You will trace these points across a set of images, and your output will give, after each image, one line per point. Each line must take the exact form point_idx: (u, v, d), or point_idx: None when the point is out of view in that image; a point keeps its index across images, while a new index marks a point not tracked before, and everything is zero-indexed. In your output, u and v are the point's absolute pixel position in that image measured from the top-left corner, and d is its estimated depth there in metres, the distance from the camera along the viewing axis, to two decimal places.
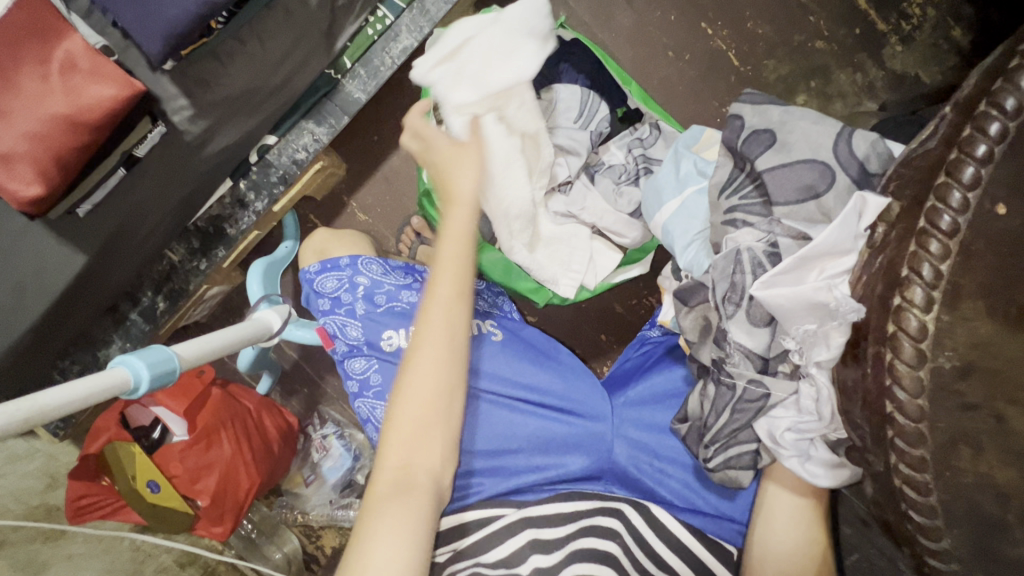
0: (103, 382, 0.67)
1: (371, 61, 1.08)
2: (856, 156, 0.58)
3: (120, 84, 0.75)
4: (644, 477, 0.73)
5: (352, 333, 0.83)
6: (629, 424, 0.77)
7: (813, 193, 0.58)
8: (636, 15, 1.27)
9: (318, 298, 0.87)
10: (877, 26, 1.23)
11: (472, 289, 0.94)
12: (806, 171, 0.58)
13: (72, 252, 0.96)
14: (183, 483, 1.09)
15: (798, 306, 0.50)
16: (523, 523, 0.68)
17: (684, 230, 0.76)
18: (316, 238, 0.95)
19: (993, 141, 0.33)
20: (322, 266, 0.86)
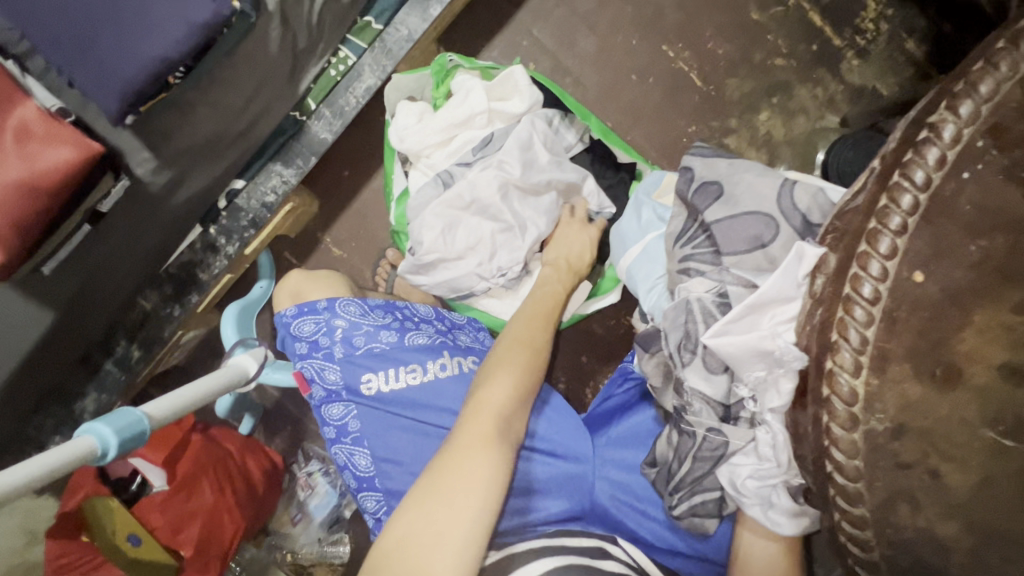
0: (68, 453, 0.66)
1: (336, 102, 1.08)
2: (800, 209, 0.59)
3: (75, 145, 0.75)
4: (625, 518, 0.72)
5: (330, 376, 0.81)
6: (610, 465, 0.77)
7: (759, 242, 0.58)
8: (598, 40, 1.29)
9: (295, 341, 0.84)
10: (834, 41, 1.26)
11: (454, 327, 0.93)
12: (751, 222, 0.60)
13: (39, 309, 0.95)
14: (165, 533, 1.08)
15: (748, 355, 0.50)
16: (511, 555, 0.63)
17: (645, 274, 0.78)
18: (291, 279, 0.94)
19: (905, 213, 0.35)
20: (299, 309, 0.84)
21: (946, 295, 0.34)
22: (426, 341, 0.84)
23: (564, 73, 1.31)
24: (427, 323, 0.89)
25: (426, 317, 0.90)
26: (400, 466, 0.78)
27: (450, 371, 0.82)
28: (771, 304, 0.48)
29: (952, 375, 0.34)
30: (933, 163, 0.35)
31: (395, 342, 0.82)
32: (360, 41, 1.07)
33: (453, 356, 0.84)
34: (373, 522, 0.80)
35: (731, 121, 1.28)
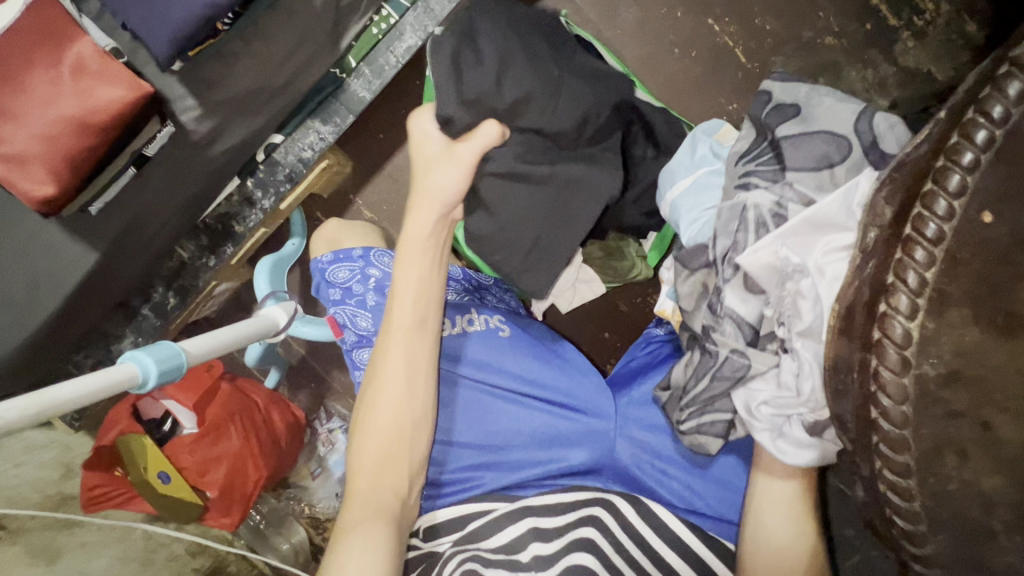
0: (114, 377, 0.69)
1: (376, 61, 1.08)
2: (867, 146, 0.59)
3: (129, 86, 0.76)
4: (646, 477, 0.72)
5: (362, 324, 0.82)
6: (632, 424, 0.75)
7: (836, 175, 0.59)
8: (641, 12, 1.26)
9: (330, 288, 0.86)
10: (889, 21, 1.21)
11: (479, 287, 0.95)
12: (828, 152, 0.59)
13: (84, 249, 0.98)
14: (192, 474, 1.12)
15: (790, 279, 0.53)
16: (524, 510, 0.70)
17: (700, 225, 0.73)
18: (327, 228, 0.94)
19: (979, 150, 0.34)
20: (334, 256, 0.86)
21: (1014, 239, 0.32)
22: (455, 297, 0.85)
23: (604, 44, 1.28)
24: (455, 281, 0.89)
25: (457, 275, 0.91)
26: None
27: (476, 327, 0.83)
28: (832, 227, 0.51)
29: (1015, 322, 0.31)
30: (1015, 97, 0.33)
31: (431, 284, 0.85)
32: None
33: (479, 314, 0.85)
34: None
35: None
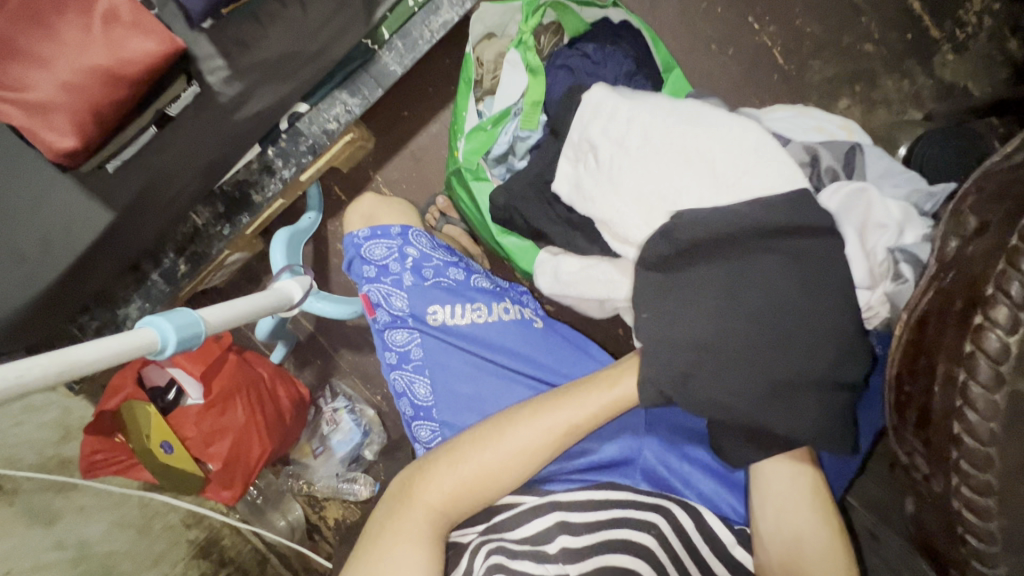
0: (132, 342, 0.66)
1: (410, 34, 1.05)
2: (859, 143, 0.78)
3: (161, 38, 0.72)
4: (673, 477, 0.71)
5: (399, 303, 0.80)
6: (661, 424, 0.76)
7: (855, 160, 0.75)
8: (681, 4, 1.23)
9: (363, 265, 0.82)
10: (930, 32, 1.19)
11: (510, 278, 0.93)
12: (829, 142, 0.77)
13: (99, 208, 0.95)
14: (196, 445, 1.09)
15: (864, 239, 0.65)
16: (553, 504, 0.68)
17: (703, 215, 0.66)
18: (364, 203, 0.92)
19: None
20: (371, 232, 0.82)
21: None
22: (489, 285, 0.83)
23: None
24: (489, 269, 0.88)
25: (487, 263, 0.90)
26: (459, 398, 0.78)
27: (512, 315, 0.81)
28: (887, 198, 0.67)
29: None
30: None
31: (467, 269, 0.84)
32: None
33: (514, 303, 0.83)
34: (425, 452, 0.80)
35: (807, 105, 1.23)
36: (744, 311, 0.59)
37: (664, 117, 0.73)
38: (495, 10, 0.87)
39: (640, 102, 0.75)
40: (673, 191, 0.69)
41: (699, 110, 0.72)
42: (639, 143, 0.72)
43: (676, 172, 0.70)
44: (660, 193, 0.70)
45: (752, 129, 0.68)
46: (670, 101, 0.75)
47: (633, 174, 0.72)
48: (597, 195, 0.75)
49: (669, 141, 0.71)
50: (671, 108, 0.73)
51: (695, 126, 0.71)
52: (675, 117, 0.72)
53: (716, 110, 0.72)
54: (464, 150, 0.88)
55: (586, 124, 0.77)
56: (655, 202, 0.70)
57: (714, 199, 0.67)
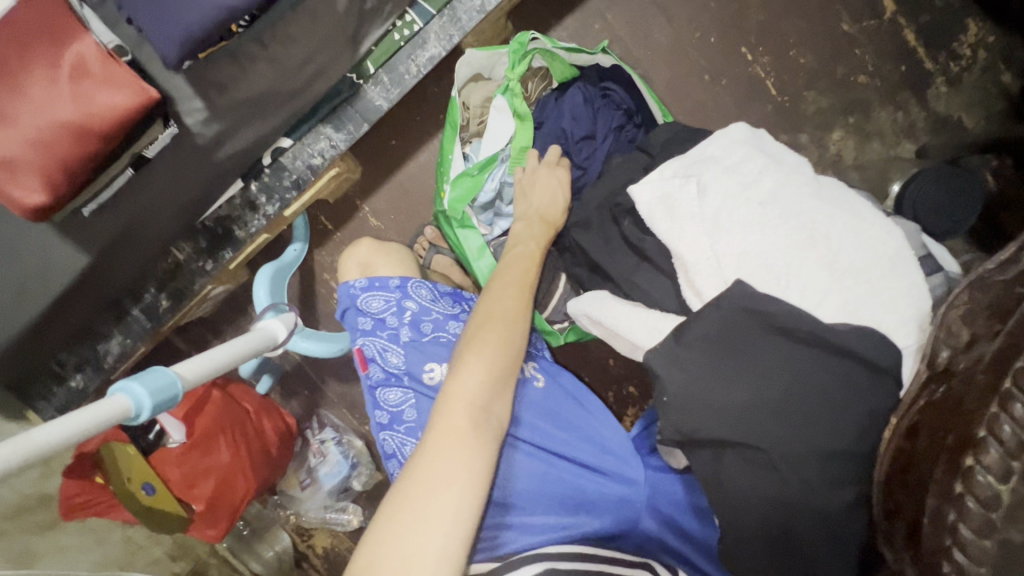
0: (105, 413, 0.64)
1: (396, 68, 1.02)
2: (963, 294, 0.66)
3: (133, 90, 0.70)
4: (666, 556, 0.69)
5: (393, 360, 0.78)
6: (662, 498, 0.72)
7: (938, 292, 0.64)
8: (673, 32, 1.20)
9: (359, 316, 0.82)
10: (925, 64, 1.18)
11: None
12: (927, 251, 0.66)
13: (75, 251, 0.93)
14: (179, 486, 1.07)
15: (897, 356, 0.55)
16: (537, 556, 0.63)
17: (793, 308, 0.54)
18: (360, 249, 0.90)
19: None
20: (369, 283, 0.81)
21: None
22: None
23: (632, 64, 1.21)
24: None
25: None
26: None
27: None
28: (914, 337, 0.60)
29: None
30: None
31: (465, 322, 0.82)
32: (429, 5, 0.99)
33: None
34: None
35: (800, 137, 1.22)
36: (774, 384, 0.52)
37: (807, 185, 0.64)
38: (482, 56, 0.84)
39: (778, 160, 0.67)
40: (784, 260, 0.59)
41: (840, 191, 0.64)
42: (764, 193, 0.63)
43: (795, 238, 0.60)
44: (764, 252, 0.60)
45: (897, 236, 0.60)
46: (812, 172, 0.67)
47: (743, 221, 0.62)
48: (688, 216, 0.65)
49: (797, 207, 0.62)
50: (811, 179, 0.65)
51: (838, 210, 0.62)
52: (811, 185, 0.64)
53: (863, 201, 0.64)
54: (449, 197, 0.84)
55: (708, 155, 0.68)
56: (753, 267, 0.60)
57: (829, 297, 0.57)
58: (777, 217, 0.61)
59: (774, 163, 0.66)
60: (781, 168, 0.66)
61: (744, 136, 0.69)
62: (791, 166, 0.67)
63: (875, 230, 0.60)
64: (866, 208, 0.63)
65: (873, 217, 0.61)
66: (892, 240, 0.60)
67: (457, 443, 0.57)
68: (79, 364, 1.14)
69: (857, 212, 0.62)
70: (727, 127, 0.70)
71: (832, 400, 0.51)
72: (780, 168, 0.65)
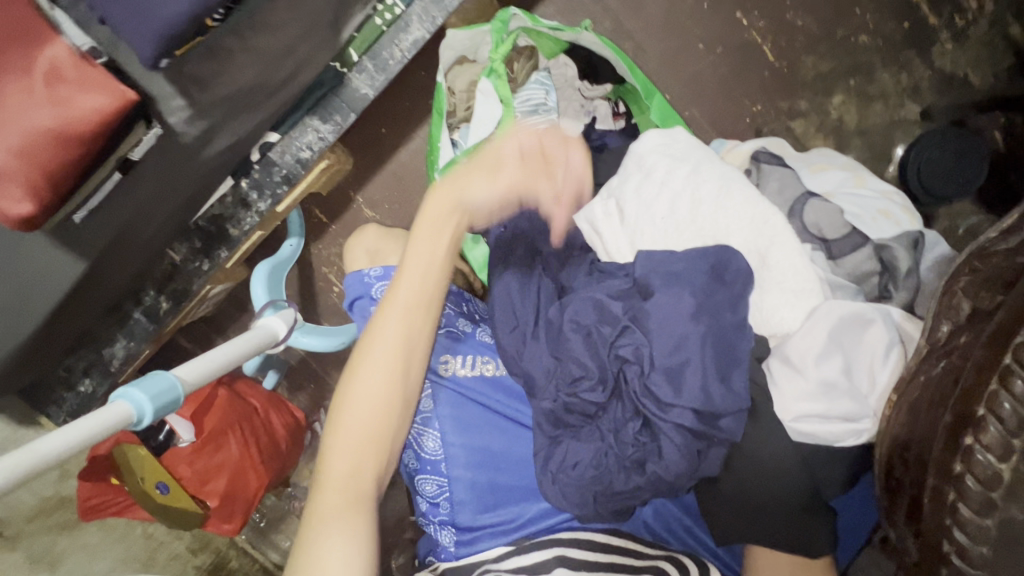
0: (105, 420, 0.64)
1: (380, 54, 0.99)
2: (911, 256, 0.62)
3: (111, 92, 0.69)
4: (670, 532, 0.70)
5: None
6: None
7: (873, 267, 0.62)
8: (665, 1, 1.15)
9: (371, 305, 0.80)
10: (929, 20, 1.14)
11: None
12: (853, 228, 0.63)
13: (70, 259, 0.93)
14: (193, 483, 1.10)
15: (786, 342, 0.58)
16: (553, 541, 0.66)
17: (674, 304, 0.60)
18: (369, 234, 0.90)
19: None
20: (385, 272, 0.81)
21: None
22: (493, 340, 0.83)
23: (624, 38, 1.17)
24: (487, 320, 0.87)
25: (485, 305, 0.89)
26: (462, 454, 0.75)
27: None
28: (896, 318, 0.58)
29: None
30: None
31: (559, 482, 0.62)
32: None
33: None
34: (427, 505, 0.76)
35: (799, 104, 1.18)
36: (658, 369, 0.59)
37: (695, 187, 0.68)
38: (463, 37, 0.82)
39: (676, 161, 0.71)
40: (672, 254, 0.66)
41: (725, 183, 0.66)
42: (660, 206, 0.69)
43: (675, 241, 0.67)
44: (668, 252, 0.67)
45: (776, 222, 0.62)
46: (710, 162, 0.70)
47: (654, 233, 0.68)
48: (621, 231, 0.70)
49: (681, 209, 0.68)
50: (705, 176, 0.68)
51: (716, 209, 0.66)
52: (703, 177, 0.68)
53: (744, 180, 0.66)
54: None
55: (627, 173, 0.74)
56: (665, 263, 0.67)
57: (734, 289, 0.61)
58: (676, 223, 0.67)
59: (668, 168, 0.70)
60: (678, 169, 0.70)
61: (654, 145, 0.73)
62: (685, 162, 0.71)
63: (747, 209, 0.64)
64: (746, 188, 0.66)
65: (757, 200, 0.64)
66: (768, 229, 0.62)
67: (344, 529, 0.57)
68: (87, 369, 1.16)
69: (742, 196, 0.65)
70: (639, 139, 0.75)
71: (742, 375, 0.58)
72: (674, 171, 0.70)
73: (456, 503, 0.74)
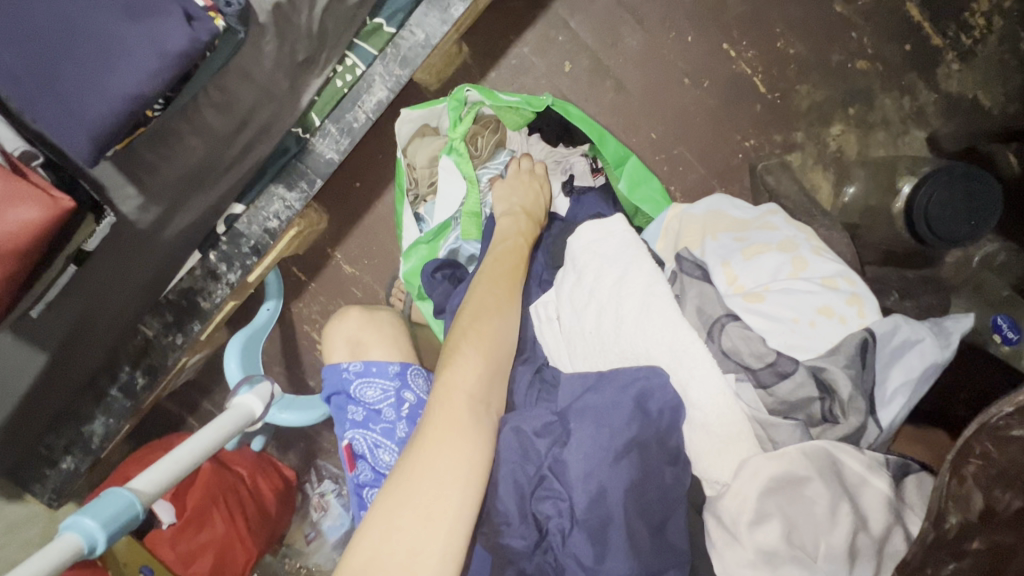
0: (49, 561, 0.60)
1: (342, 117, 0.94)
2: (850, 379, 0.57)
3: (46, 204, 0.65)
4: None
5: (385, 457, 0.78)
6: None
7: (813, 391, 0.57)
8: (646, 35, 1.09)
9: (353, 405, 0.80)
10: (932, 40, 1.06)
11: None
12: (777, 353, 0.58)
13: (32, 350, 0.91)
14: (178, 564, 1.06)
15: (717, 501, 0.53)
16: None
17: (590, 451, 0.57)
18: (349, 320, 0.87)
19: None
20: (365, 370, 0.80)
21: None
22: None
23: (605, 75, 1.10)
24: None
25: None
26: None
27: None
28: (846, 459, 0.53)
29: None
30: None
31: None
32: (370, 46, 0.92)
33: None
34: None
35: (795, 135, 1.11)
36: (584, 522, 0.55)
37: (617, 302, 0.64)
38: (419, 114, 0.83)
39: (606, 270, 0.67)
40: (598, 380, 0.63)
41: (649, 297, 0.63)
42: (592, 324, 0.66)
43: (602, 359, 0.66)
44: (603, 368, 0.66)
45: (693, 351, 0.58)
46: (645, 275, 0.64)
47: (590, 350, 0.67)
48: (567, 344, 0.71)
49: (609, 329, 0.64)
50: (628, 289, 0.64)
51: (636, 328, 0.62)
52: (630, 294, 0.64)
53: (668, 302, 0.62)
54: (405, 271, 0.84)
55: (571, 277, 0.71)
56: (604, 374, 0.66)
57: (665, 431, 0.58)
58: (606, 344, 0.65)
59: (598, 279, 0.67)
60: (609, 279, 0.66)
61: (591, 250, 0.70)
62: (617, 270, 0.66)
63: (673, 337, 0.60)
64: (665, 309, 0.61)
65: (678, 324, 0.60)
66: (688, 359, 0.59)
67: (440, 469, 0.54)
68: (68, 446, 1.12)
69: (666, 319, 0.61)
70: (577, 230, 0.72)
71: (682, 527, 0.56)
72: (603, 282, 0.66)
73: None
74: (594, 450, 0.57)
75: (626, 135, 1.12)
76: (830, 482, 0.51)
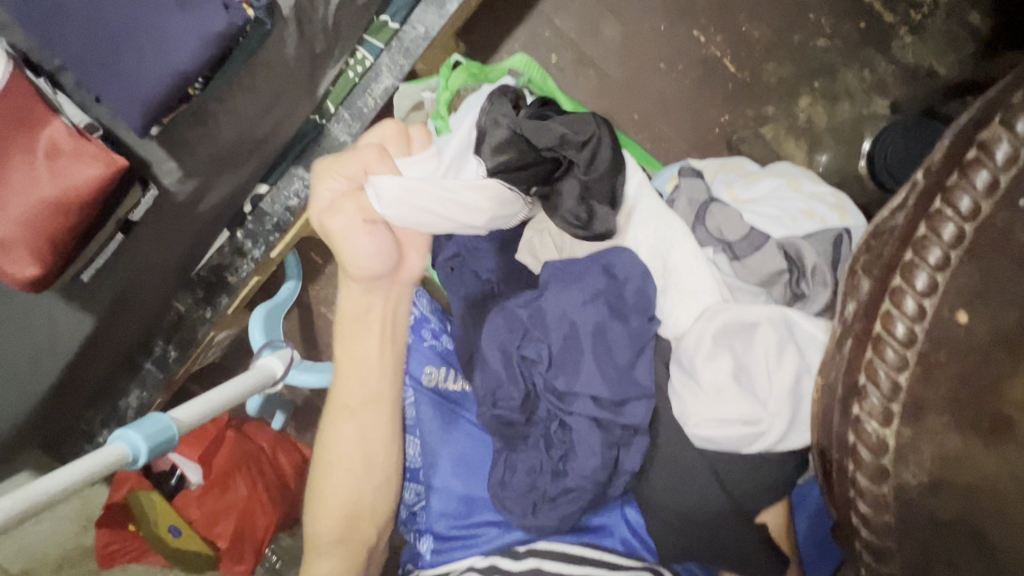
0: (101, 458, 0.69)
1: (355, 103, 1.06)
2: (817, 253, 0.67)
3: (103, 161, 0.77)
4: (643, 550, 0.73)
5: None
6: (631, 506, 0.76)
7: (781, 264, 0.68)
8: (622, 28, 1.21)
9: None
10: (885, 18, 1.16)
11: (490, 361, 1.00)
12: (752, 228, 0.70)
13: (81, 315, 1.02)
14: (203, 525, 1.15)
15: (681, 344, 0.65)
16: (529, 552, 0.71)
17: (576, 314, 0.69)
18: None
19: (934, 269, 0.35)
20: None
21: (997, 336, 0.33)
22: None
23: (588, 64, 1.23)
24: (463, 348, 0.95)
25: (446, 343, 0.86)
26: (446, 462, 0.80)
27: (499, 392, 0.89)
28: (802, 324, 0.60)
29: (1003, 426, 0.33)
30: (985, 188, 0.34)
31: (504, 487, 0.72)
32: (377, 40, 1.04)
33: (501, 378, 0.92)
34: (408, 514, 0.82)
35: (767, 110, 1.21)
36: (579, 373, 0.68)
37: (614, 205, 0.79)
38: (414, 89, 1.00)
39: None
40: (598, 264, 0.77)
41: (641, 198, 0.78)
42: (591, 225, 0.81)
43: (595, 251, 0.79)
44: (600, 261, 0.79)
45: (675, 229, 0.73)
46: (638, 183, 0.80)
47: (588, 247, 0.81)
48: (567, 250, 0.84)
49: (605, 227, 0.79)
50: (623, 195, 0.79)
51: (629, 221, 0.78)
52: (630, 196, 0.79)
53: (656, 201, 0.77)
54: None
55: None
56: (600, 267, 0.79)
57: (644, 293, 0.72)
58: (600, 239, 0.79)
59: None
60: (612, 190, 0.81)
61: None
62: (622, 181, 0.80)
63: (662, 222, 0.74)
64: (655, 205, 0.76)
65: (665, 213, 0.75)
66: (670, 236, 0.73)
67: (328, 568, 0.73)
68: None
69: (658, 208, 0.76)
70: None
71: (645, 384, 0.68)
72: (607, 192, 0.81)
73: (433, 512, 0.78)
74: (577, 312, 0.69)
75: (610, 117, 1.23)
76: (778, 327, 0.61)
